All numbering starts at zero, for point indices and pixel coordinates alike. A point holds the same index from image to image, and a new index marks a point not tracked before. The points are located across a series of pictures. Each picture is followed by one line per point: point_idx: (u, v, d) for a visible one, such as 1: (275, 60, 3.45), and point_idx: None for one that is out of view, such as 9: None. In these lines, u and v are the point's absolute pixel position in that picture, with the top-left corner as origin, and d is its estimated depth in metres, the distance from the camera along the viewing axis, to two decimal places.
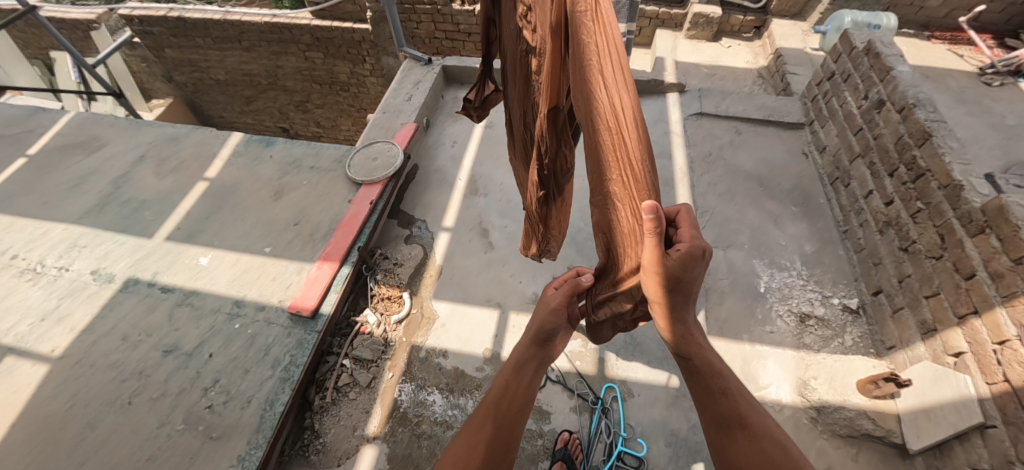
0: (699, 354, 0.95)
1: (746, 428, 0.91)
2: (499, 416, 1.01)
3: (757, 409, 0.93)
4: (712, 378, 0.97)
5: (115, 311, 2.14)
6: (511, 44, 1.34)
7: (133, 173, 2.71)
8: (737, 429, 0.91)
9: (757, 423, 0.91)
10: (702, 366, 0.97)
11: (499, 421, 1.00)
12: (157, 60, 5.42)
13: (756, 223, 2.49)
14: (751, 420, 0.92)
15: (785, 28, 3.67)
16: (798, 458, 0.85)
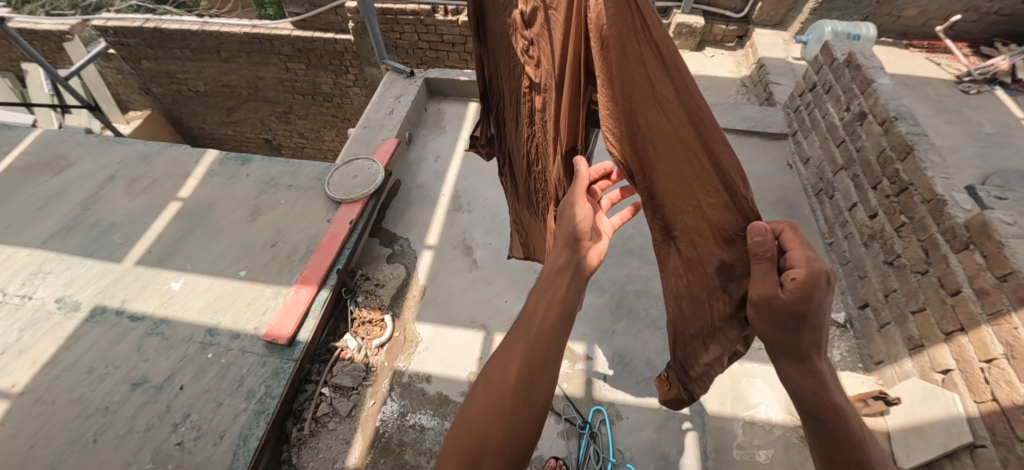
0: (817, 383, 0.78)
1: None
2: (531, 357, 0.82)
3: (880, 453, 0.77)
4: (841, 427, 0.78)
5: (81, 342, 2.03)
6: (511, 82, 1.39)
7: (103, 194, 2.60)
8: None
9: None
10: (830, 412, 0.78)
11: (523, 356, 0.83)
12: (133, 72, 5.30)
13: None
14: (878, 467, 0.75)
15: (767, 38, 3.69)
16: None
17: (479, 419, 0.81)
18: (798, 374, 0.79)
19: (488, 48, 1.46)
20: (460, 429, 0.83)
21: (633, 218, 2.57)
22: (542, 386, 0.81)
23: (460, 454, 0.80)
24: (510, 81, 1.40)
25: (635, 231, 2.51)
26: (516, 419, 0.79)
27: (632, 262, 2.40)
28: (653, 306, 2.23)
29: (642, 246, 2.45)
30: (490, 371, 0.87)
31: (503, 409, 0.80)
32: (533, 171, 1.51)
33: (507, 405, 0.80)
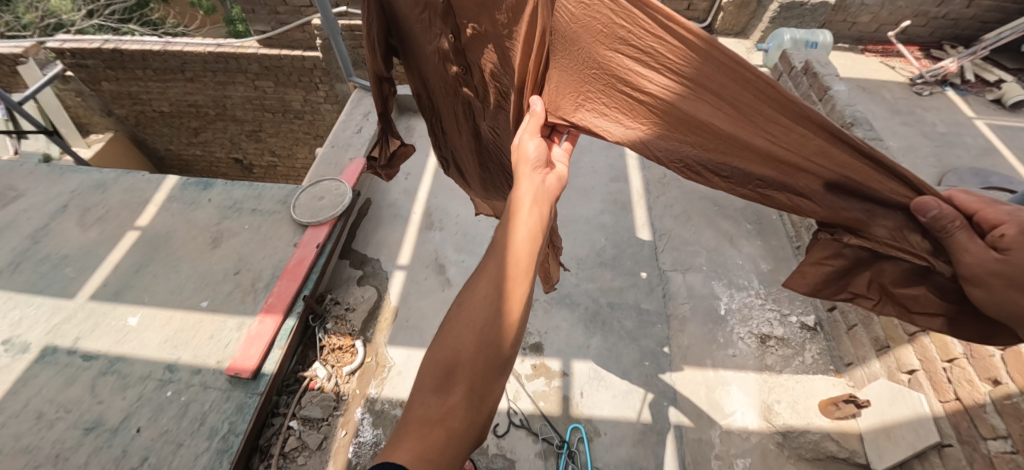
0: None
1: None
2: (505, 275, 0.77)
3: None
4: None
5: (28, 386, 1.89)
6: (447, 94, 1.55)
7: (54, 226, 2.48)
8: None
9: None
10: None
11: (503, 273, 0.77)
12: (94, 94, 5.12)
13: (712, 244, 2.50)
14: None
15: (730, 47, 3.78)
16: None
17: (456, 338, 0.74)
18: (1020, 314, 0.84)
19: (410, 67, 1.60)
20: (437, 348, 0.74)
21: (605, 229, 2.57)
22: (519, 310, 0.75)
23: (436, 367, 0.72)
24: (438, 89, 1.57)
25: (608, 242, 2.51)
26: (502, 337, 0.73)
27: (605, 274, 2.39)
28: (628, 318, 2.22)
29: (615, 257, 2.45)
30: (466, 295, 0.78)
31: (483, 326, 0.74)
32: (483, 160, 1.72)
33: (484, 324, 0.74)
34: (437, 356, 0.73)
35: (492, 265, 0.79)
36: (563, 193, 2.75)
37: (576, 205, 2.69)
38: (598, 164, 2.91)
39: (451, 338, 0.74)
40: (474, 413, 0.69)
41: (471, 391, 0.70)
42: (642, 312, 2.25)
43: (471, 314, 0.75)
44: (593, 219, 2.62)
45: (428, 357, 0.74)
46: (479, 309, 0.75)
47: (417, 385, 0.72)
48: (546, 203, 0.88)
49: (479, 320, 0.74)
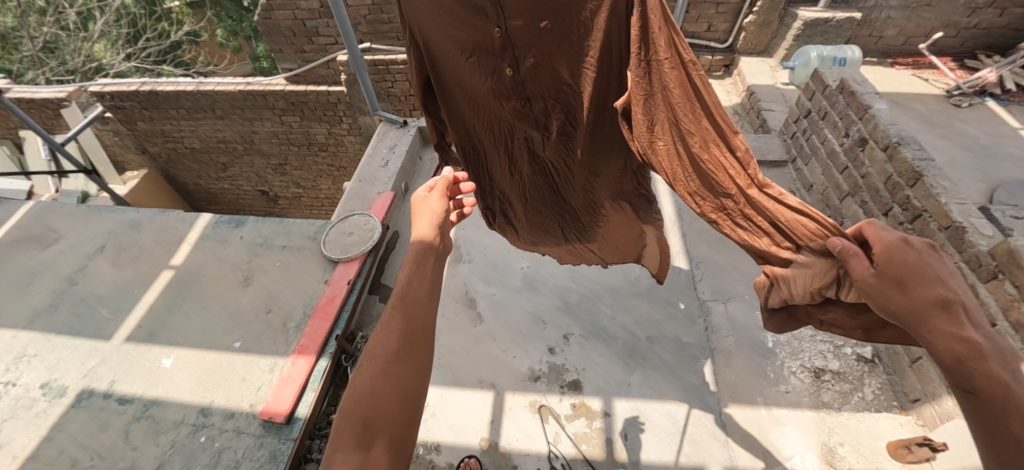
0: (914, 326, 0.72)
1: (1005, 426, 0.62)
2: (408, 329, 0.89)
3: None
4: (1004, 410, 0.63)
5: (63, 432, 1.88)
6: (495, 135, 1.42)
7: (91, 266, 2.53)
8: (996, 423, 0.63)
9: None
10: (996, 392, 0.63)
11: (406, 329, 0.89)
12: (130, 133, 5.32)
13: (752, 270, 2.39)
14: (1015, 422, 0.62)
15: (753, 66, 3.73)
16: None
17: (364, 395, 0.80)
18: (940, 341, 0.68)
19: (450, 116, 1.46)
20: (349, 406, 0.79)
21: None
22: (423, 356, 0.88)
23: (356, 421, 0.77)
24: (485, 134, 1.44)
25: (642, 271, 2.42)
26: (412, 384, 0.84)
27: (641, 305, 2.29)
28: (667, 352, 2.11)
29: (650, 286, 2.35)
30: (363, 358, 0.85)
31: (393, 378, 0.83)
32: (551, 182, 1.55)
33: (387, 376, 0.83)
34: (350, 415, 0.78)
35: (388, 326, 0.89)
36: None
37: None
38: None
39: (360, 395, 0.80)
40: (398, 461, 0.76)
41: (393, 441, 0.78)
42: (683, 345, 2.13)
43: (380, 369, 0.83)
44: None
45: (340, 419, 0.78)
46: (382, 365, 0.84)
47: (332, 448, 0.75)
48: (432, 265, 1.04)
49: (385, 370, 0.83)
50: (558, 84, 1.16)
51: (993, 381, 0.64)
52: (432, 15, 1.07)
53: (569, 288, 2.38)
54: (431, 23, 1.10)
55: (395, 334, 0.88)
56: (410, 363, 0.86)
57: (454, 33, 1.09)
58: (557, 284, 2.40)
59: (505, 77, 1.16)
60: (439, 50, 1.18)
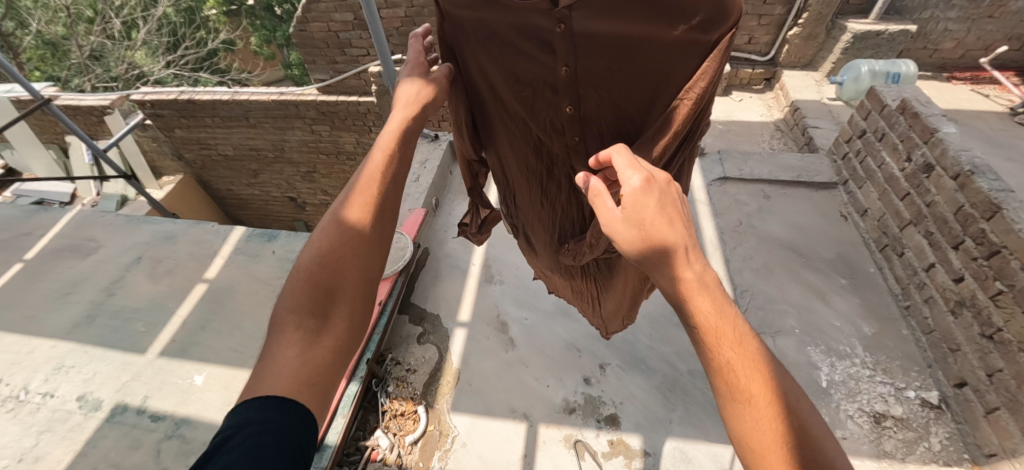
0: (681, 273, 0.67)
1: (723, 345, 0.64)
2: (376, 206, 0.83)
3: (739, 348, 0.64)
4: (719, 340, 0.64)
5: (96, 448, 1.88)
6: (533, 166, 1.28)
7: (128, 278, 2.57)
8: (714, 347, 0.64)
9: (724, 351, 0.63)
10: (708, 327, 0.64)
11: (370, 203, 0.83)
12: (167, 140, 5.46)
13: (800, 301, 2.25)
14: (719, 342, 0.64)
15: (797, 80, 3.57)
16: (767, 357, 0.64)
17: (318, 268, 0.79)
18: (668, 281, 0.67)
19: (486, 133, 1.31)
20: (306, 271, 0.79)
21: None
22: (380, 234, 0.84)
23: (315, 285, 0.78)
24: (522, 164, 1.30)
25: None
26: (371, 264, 0.83)
27: (682, 336, 2.18)
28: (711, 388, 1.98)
29: None
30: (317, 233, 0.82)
31: (346, 255, 0.80)
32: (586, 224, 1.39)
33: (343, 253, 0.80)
34: (303, 280, 0.79)
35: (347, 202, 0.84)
36: None
37: None
38: None
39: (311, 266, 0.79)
40: (354, 328, 0.80)
41: (351, 310, 0.80)
42: None
43: (336, 240, 0.80)
44: None
45: (292, 284, 0.79)
46: (339, 241, 0.81)
47: (284, 307, 0.78)
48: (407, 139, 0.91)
49: (339, 244, 0.81)
50: (612, 124, 1.03)
51: (732, 331, 0.64)
52: (487, 34, 0.96)
53: None
54: (482, 44, 0.98)
55: (357, 208, 0.82)
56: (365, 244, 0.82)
57: (508, 58, 0.97)
58: None
59: (563, 112, 1.02)
60: (487, 75, 1.06)
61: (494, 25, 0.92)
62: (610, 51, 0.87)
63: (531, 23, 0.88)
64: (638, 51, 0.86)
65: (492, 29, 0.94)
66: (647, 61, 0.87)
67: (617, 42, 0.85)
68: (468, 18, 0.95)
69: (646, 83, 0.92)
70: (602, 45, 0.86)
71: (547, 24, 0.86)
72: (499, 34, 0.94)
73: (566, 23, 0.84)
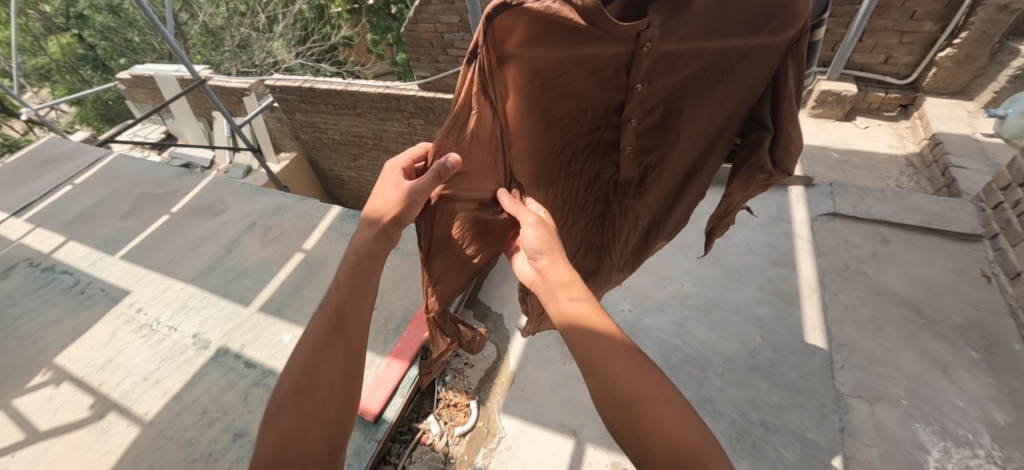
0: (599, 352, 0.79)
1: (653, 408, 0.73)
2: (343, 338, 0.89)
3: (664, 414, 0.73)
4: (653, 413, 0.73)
5: (202, 382, 2.21)
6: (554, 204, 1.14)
7: (243, 240, 2.96)
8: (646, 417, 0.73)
9: (658, 417, 0.73)
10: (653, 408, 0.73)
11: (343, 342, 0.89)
12: (288, 121, 6.20)
13: (914, 369, 1.93)
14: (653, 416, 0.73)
15: (943, 109, 3.06)
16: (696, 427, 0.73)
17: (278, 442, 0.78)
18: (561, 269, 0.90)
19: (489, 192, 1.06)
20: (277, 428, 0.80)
21: (760, 325, 2.16)
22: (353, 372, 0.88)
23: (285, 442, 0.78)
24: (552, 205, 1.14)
25: (763, 342, 2.09)
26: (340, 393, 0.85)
27: (759, 383, 1.98)
28: (786, 447, 1.78)
29: (773, 363, 2.02)
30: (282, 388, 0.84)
31: (312, 424, 0.81)
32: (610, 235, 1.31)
33: (305, 415, 0.81)
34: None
35: (300, 366, 0.85)
36: (709, 272, 2.42)
37: (725, 288, 2.33)
38: (754, 243, 2.52)
39: (271, 450, 0.77)
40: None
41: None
42: (808, 444, 1.77)
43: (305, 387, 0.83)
44: (746, 310, 2.23)
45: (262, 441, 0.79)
46: (295, 408, 0.81)
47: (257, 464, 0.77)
48: (366, 273, 0.96)
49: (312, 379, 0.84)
50: (667, 131, 1.01)
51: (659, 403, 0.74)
52: (547, 63, 0.81)
53: (673, 344, 2.16)
54: (530, 82, 0.85)
55: (327, 348, 0.87)
56: (323, 405, 0.83)
57: (565, 86, 0.88)
58: (659, 337, 2.19)
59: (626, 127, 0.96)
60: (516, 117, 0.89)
61: (562, 52, 0.79)
62: (690, 62, 0.84)
63: (605, 51, 0.80)
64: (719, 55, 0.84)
65: (547, 63, 0.82)
66: (721, 66, 0.86)
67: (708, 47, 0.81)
68: (514, 54, 0.78)
69: (718, 88, 0.91)
70: (684, 59, 0.83)
71: (627, 49, 0.79)
72: (561, 67, 0.83)
73: (654, 44, 0.78)
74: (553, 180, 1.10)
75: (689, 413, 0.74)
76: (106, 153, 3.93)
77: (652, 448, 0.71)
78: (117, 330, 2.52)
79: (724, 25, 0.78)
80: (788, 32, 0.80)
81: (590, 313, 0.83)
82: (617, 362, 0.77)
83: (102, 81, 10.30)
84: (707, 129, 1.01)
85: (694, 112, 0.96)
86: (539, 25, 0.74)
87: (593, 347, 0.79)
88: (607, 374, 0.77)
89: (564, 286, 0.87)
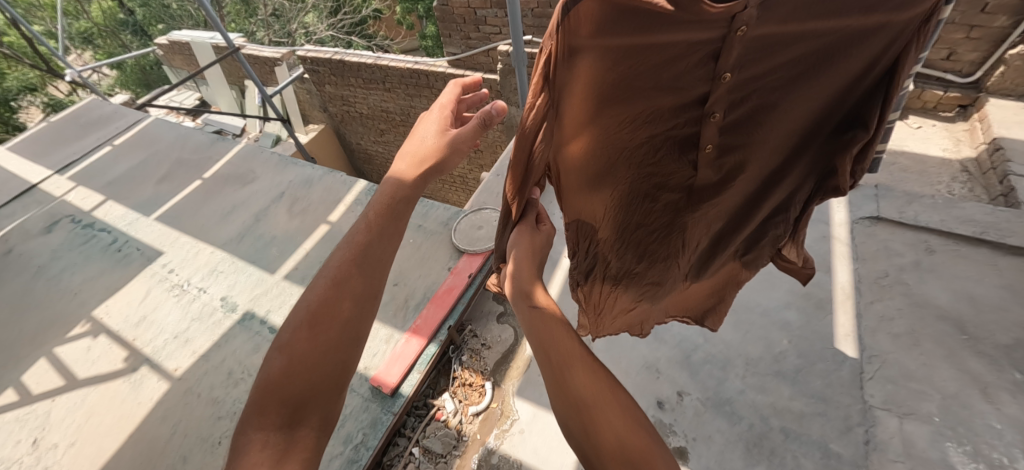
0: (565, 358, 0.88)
1: (604, 416, 0.80)
2: (358, 280, 0.94)
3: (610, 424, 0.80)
4: (605, 417, 0.80)
5: (228, 343, 2.29)
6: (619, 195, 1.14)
7: (271, 209, 3.02)
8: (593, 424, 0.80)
9: (608, 425, 0.79)
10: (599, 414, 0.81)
11: (358, 283, 0.94)
12: (317, 93, 6.24)
13: (950, 388, 1.84)
14: (603, 424, 0.80)
15: (1007, 112, 2.83)
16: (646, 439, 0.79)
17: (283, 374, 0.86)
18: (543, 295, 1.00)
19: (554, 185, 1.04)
20: (285, 355, 0.87)
21: (788, 329, 2.09)
22: (363, 317, 0.93)
23: (289, 374, 0.86)
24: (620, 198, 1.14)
25: (790, 347, 2.03)
26: (344, 339, 0.91)
27: (782, 389, 1.92)
28: (805, 456, 1.74)
29: (799, 369, 1.96)
30: (296, 319, 0.91)
31: (319, 361, 0.88)
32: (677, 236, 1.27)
33: (310, 352, 0.87)
34: (267, 399, 0.85)
35: (313, 303, 0.92)
36: None
37: (754, 289, 2.26)
38: None
39: (278, 379, 0.85)
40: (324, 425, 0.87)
41: (320, 421, 0.86)
42: (829, 455, 1.73)
43: (313, 318, 0.90)
44: (774, 313, 2.16)
45: (268, 367, 0.88)
46: (304, 341, 0.88)
47: (265, 383, 0.87)
48: (387, 220, 1.00)
49: (321, 311, 0.91)
50: (752, 128, 0.94)
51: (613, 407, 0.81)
52: (625, 57, 0.76)
53: (695, 342, 2.11)
54: (605, 73, 0.79)
55: (339, 279, 0.93)
56: (327, 342, 0.89)
57: (641, 82, 0.81)
58: (680, 334, 2.15)
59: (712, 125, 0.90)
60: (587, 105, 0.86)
61: (642, 44, 0.73)
62: (792, 49, 0.76)
63: (695, 36, 0.71)
64: (825, 40, 0.75)
65: (623, 56, 0.75)
66: (829, 51, 0.78)
67: (809, 35, 0.74)
68: (592, 45, 0.73)
69: (817, 78, 0.83)
70: (783, 45, 0.75)
71: (717, 35, 0.71)
72: (641, 55, 0.76)
73: (750, 26, 0.69)
74: (616, 176, 1.07)
75: (635, 415, 0.81)
76: (144, 117, 4.03)
77: (603, 450, 0.78)
78: (151, 288, 2.63)
79: (839, 7, 0.69)
80: (916, 12, 0.71)
81: (558, 319, 0.94)
82: (577, 366, 0.86)
83: (141, 47, 10.56)
84: (795, 121, 0.95)
85: (788, 105, 0.89)
86: (614, 13, 0.68)
87: (559, 349, 0.89)
88: (566, 376, 0.85)
89: (530, 294, 1.00)
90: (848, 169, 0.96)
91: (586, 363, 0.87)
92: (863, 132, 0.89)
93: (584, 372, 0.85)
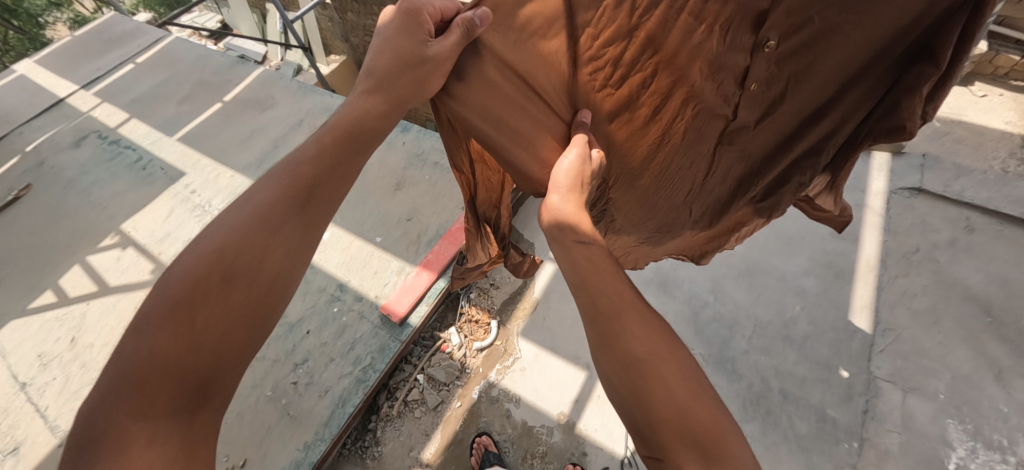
0: (614, 308, 0.70)
1: (660, 377, 0.65)
2: (292, 221, 0.76)
3: (668, 387, 0.65)
4: (660, 381, 0.65)
5: None
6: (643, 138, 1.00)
7: (290, 137, 3.00)
8: (644, 385, 0.65)
9: (664, 387, 0.65)
10: (653, 374, 0.66)
11: (297, 226, 0.76)
12: (340, 22, 5.96)
13: (964, 368, 1.80)
14: (659, 385, 0.65)
15: None
16: (713, 407, 0.65)
17: (178, 338, 0.64)
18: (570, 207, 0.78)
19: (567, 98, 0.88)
20: (185, 300, 0.66)
21: (804, 296, 2.04)
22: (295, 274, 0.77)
23: (186, 333, 0.65)
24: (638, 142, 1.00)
25: (803, 313, 1.99)
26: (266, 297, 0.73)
27: (788, 353, 1.91)
28: (801, 420, 1.77)
29: (808, 336, 1.93)
30: (198, 259, 0.69)
31: (230, 326, 0.69)
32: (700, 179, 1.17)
33: (223, 314, 0.68)
34: (148, 371, 0.63)
35: (229, 234, 0.72)
36: (760, 235, 2.27)
37: (774, 254, 2.19)
38: None
39: (175, 342, 0.64)
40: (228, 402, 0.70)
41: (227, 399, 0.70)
42: (825, 420, 1.75)
43: (220, 260, 0.69)
44: (791, 279, 2.10)
45: (154, 313, 0.65)
46: (212, 297, 0.68)
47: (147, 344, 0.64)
48: (340, 160, 0.82)
49: (238, 252, 0.71)
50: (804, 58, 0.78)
51: (671, 372, 0.66)
52: None
53: (705, 300, 2.09)
54: None
55: (268, 216, 0.74)
56: (247, 294, 0.71)
57: None
58: (691, 291, 2.13)
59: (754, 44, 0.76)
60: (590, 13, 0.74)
61: None
62: None
63: None
64: None
65: None
66: None
67: None
68: None
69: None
70: None
71: None
72: None
73: None
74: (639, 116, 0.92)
75: (702, 382, 0.67)
76: (165, 34, 3.92)
77: (662, 418, 0.63)
78: (174, 207, 2.70)
79: None
80: None
81: (604, 257, 0.76)
82: (628, 320, 0.70)
83: None
84: (855, 58, 0.78)
85: (856, 31, 0.72)
86: None
87: (603, 298, 0.71)
88: (616, 330, 0.69)
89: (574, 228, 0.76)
90: (920, 110, 0.75)
91: (638, 317, 0.70)
92: (932, 67, 0.71)
93: (637, 329, 0.69)
